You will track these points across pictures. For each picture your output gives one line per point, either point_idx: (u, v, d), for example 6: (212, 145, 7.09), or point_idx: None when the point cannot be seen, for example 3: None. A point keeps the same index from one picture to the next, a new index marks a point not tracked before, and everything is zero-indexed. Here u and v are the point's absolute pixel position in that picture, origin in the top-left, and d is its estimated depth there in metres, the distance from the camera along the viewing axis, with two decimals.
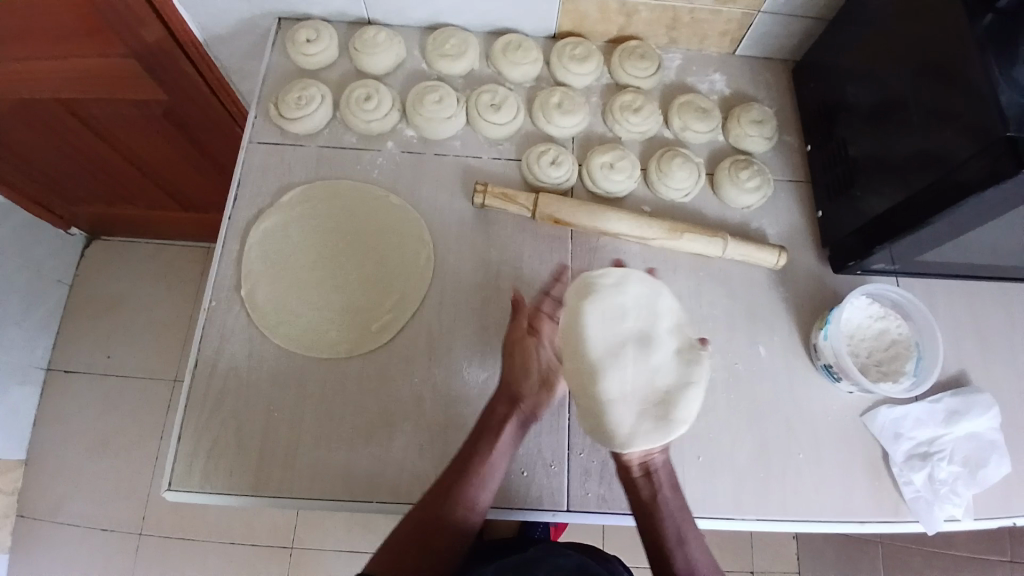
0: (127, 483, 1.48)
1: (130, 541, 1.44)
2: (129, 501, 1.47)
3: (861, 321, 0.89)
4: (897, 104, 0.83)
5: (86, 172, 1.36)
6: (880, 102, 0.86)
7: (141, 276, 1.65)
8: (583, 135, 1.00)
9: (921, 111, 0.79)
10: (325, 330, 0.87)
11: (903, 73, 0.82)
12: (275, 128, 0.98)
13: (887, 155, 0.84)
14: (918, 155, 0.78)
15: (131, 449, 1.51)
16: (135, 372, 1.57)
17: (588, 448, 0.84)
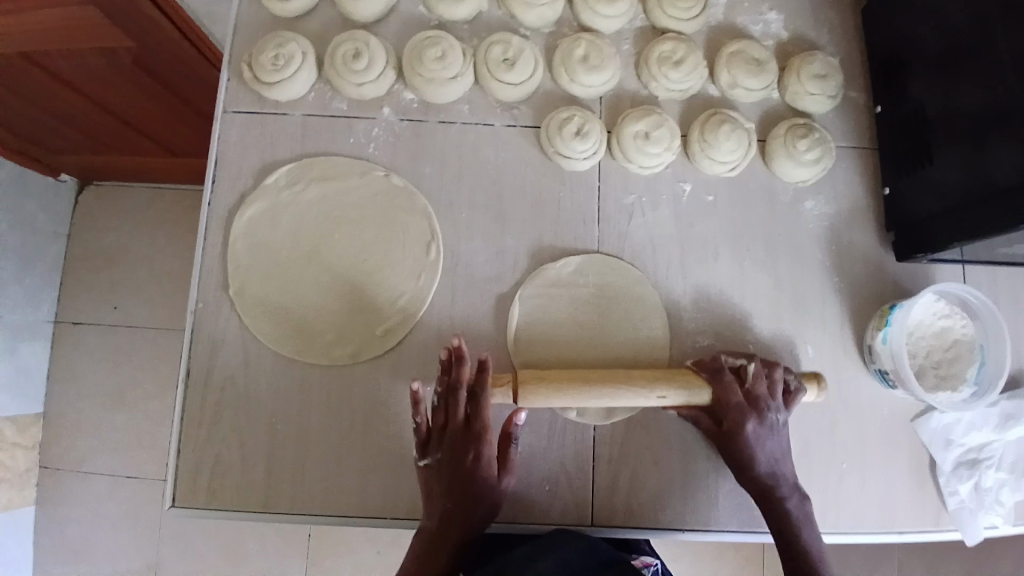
0: (150, 435, 1.39)
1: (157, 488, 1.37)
2: (154, 454, 1.38)
3: (923, 318, 0.79)
4: (989, 65, 0.68)
5: (63, 123, 1.19)
6: (957, 53, 0.72)
7: (142, 221, 1.46)
8: (612, 95, 0.85)
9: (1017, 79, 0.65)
10: (323, 336, 0.79)
11: (1000, 24, 0.67)
12: (252, 93, 0.84)
13: (970, 130, 0.71)
14: (1002, 119, 0.66)
15: (147, 402, 1.40)
16: (146, 327, 1.43)
17: (614, 461, 0.78)
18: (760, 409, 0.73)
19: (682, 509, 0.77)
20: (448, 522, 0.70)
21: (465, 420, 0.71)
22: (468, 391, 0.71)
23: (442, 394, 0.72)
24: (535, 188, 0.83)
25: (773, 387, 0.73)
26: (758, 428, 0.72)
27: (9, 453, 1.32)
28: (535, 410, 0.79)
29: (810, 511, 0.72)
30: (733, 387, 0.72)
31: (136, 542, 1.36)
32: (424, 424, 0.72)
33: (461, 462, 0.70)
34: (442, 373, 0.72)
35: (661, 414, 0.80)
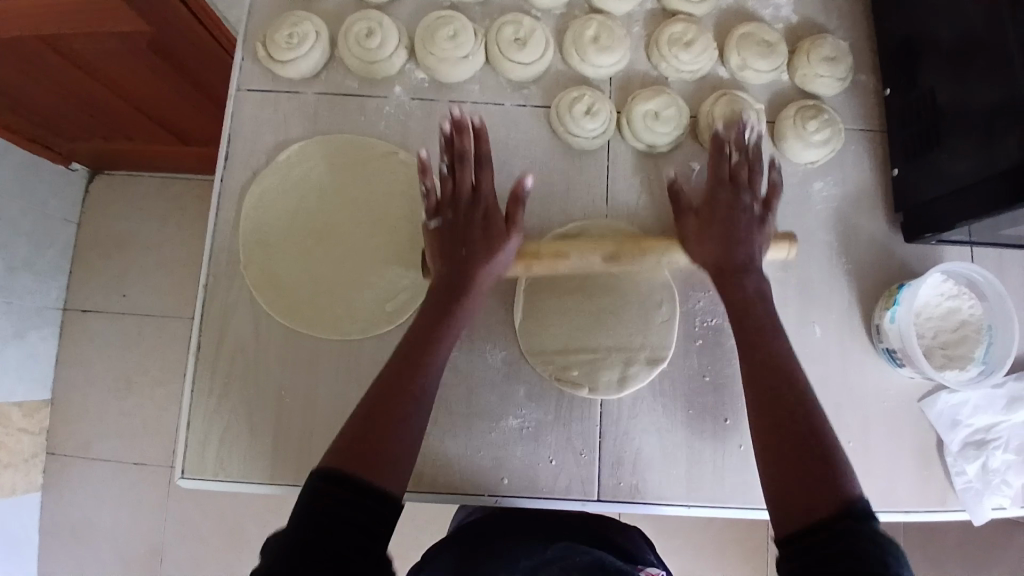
0: (157, 419, 1.40)
1: (164, 473, 1.38)
2: (161, 438, 1.39)
3: (930, 298, 0.79)
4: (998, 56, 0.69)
5: (77, 108, 1.19)
6: (973, 46, 0.72)
7: (151, 207, 1.47)
8: (622, 76, 0.86)
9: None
10: (335, 311, 0.80)
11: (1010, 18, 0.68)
12: (266, 73, 0.85)
13: (978, 117, 0.72)
14: (1011, 106, 0.67)
15: (155, 386, 1.41)
16: (154, 312, 1.44)
17: (620, 437, 0.79)
18: (747, 188, 0.73)
19: (686, 485, 0.78)
20: (425, 331, 0.66)
21: (472, 190, 0.73)
22: (474, 161, 0.73)
23: (449, 162, 0.74)
24: (544, 166, 0.84)
25: (757, 175, 0.74)
26: (744, 203, 0.72)
27: (16, 438, 1.32)
28: (541, 386, 0.79)
29: (765, 289, 0.68)
30: (726, 152, 0.74)
31: (143, 525, 1.37)
32: (432, 189, 0.73)
33: (462, 242, 0.71)
34: (454, 158, 0.74)
35: (667, 391, 0.80)
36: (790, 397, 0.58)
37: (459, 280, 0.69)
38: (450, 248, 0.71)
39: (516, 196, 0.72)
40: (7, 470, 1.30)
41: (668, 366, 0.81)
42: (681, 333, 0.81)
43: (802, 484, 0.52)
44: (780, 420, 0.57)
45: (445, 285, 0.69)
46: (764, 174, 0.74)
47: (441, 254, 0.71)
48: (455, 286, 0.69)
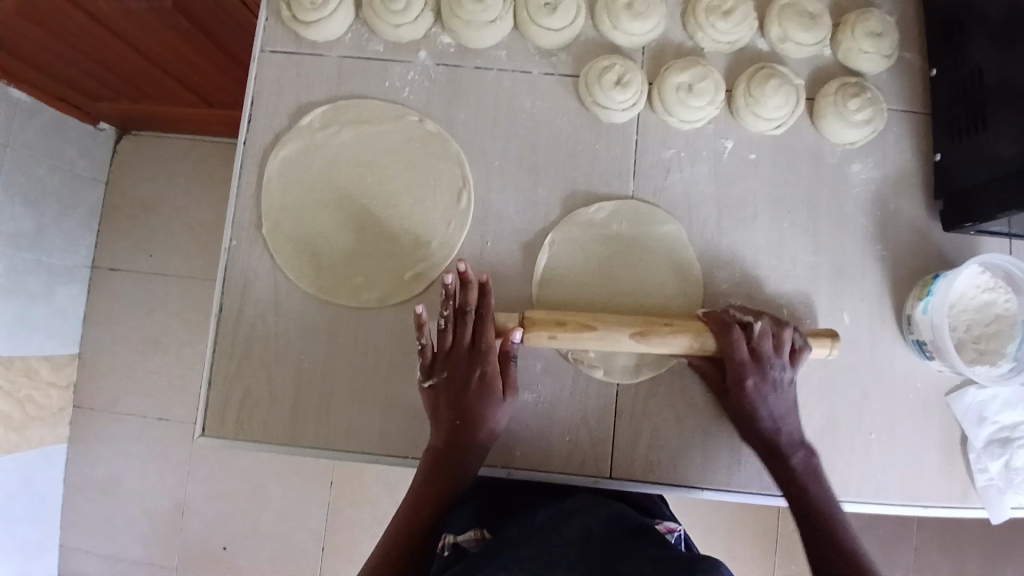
0: (180, 377, 1.43)
1: (187, 430, 1.42)
2: (183, 397, 1.42)
3: (966, 291, 0.76)
4: None
5: (104, 69, 1.19)
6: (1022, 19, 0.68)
7: (176, 169, 1.47)
8: (656, 45, 0.82)
9: None
10: (353, 277, 0.80)
11: None
12: (290, 33, 0.83)
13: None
14: None
15: (179, 346, 1.44)
16: (178, 273, 1.45)
17: (637, 417, 0.78)
18: (772, 363, 0.72)
19: (702, 468, 0.77)
20: (421, 494, 0.70)
21: (470, 344, 0.72)
22: (475, 317, 0.72)
23: (448, 317, 0.72)
24: (570, 138, 0.81)
25: (781, 344, 0.72)
26: (759, 383, 0.71)
27: (44, 392, 1.37)
28: (559, 363, 0.79)
29: (813, 462, 0.72)
30: (739, 335, 0.70)
31: (166, 478, 1.41)
32: (429, 347, 0.72)
33: (462, 393, 0.72)
34: (449, 300, 0.72)
35: (687, 373, 0.79)
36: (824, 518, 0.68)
37: (467, 408, 0.71)
38: (449, 394, 0.72)
39: (505, 354, 0.72)
40: (34, 422, 1.34)
41: None
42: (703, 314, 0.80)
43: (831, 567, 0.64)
44: (810, 537, 0.67)
45: (446, 438, 0.71)
46: (788, 334, 0.72)
47: (436, 405, 0.72)
48: (448, 450, 0.71)
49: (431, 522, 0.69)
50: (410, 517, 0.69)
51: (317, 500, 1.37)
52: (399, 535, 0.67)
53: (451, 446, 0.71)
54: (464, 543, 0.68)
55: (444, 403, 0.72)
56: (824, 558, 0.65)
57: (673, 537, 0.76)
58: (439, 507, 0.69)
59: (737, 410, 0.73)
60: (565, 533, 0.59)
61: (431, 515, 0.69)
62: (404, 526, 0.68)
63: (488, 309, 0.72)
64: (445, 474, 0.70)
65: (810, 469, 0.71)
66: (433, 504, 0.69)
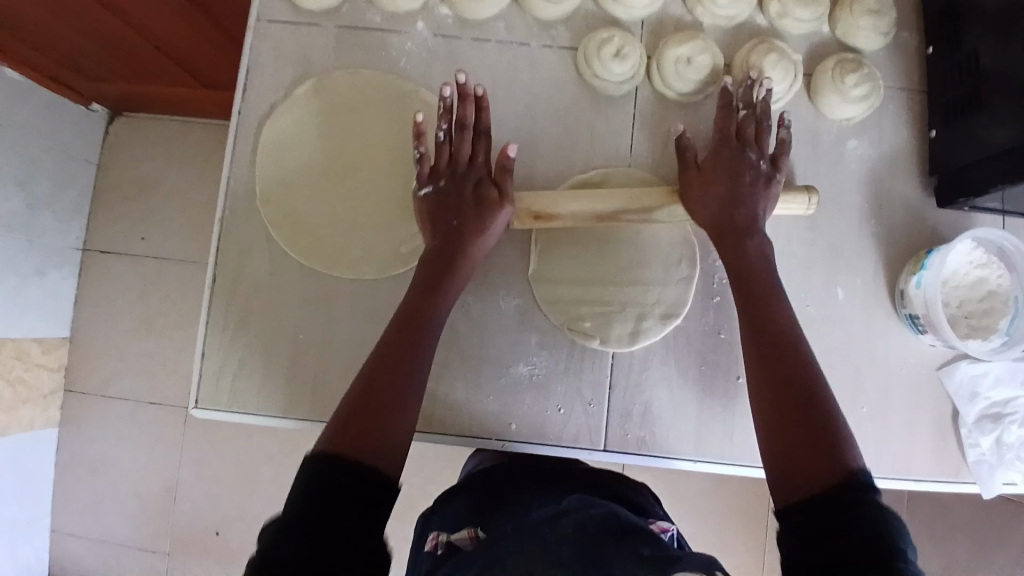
0: (173, 359, 1.42)
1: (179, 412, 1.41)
2: (176, 378, 1.42)
3: (958, 266, 0.77)
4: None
5: (99, 48, 1.16)
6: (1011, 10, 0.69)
7: (170, 148, 1.46)
8: (655, 19, 0.82)
9: None
10: (349, 249, 0.79)
11: None
12: (287, 3, 0.83)
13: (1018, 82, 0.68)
14: None
15: (172, 327, 1.43)
16: (171, 253, 1.44)
17: (631, 390, 0.78)
18: (754, 146, 0.74)
19: (695, 441, 0.78)
20: (423, 303, 0.68)
21: (468, 160, 0.74)
22: (472, 130, 0.73)
23: (446, 129, 0.74)
24: (568, 112, 0.81)
25: (764, 133, 0.74)
26: (751, 178, 0.72)
27: (35, 374, 1.35)
28: (555, 336, 0.79)
29: (767, 247, 0.69)
30: (734, 111, 0.74)
31: (158, 460, 1.41)
32: (424, 154, 0.74)
33: (458, 199, 0.72)
34: (449, 112, 0.73)
35: (681, 347, 0.79)
36: (806, 386, 0.58)
37: (462, 222, 0.72)
38: (446, 198, 0.72)
39: (501, 165, 0.73)
40: (27, 404, 1.33)
41: (682, 321, 0.79)
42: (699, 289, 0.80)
43: (805, 444, 0.54)
44: (786, 405, 0.57)
45: (440, 244, 0.71)
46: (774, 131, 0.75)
47: (430, 214, 0.72)
48: (445, 264, 0.70)
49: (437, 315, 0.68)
50: (419, 290, 0.69)
51: None
52: (404, 329, 0.65)
53: (448, 258, 0.71)
54: (459, 541, 0.63)
55: (444, 196, 0.72)
56: (804, 451, 0.54)
57: (665, 537, 0.74)
58: (445, 300, 0.69)
59: (709, 220, 0.71)
60: (561, 535, 0.58)
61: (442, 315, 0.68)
62: (406, 315, 0.67)
63: (486, 124, 0.75)
64: (450, 280, 0.70)
65: (764, 257, 0.69)
66: (440, 301, 0.69)
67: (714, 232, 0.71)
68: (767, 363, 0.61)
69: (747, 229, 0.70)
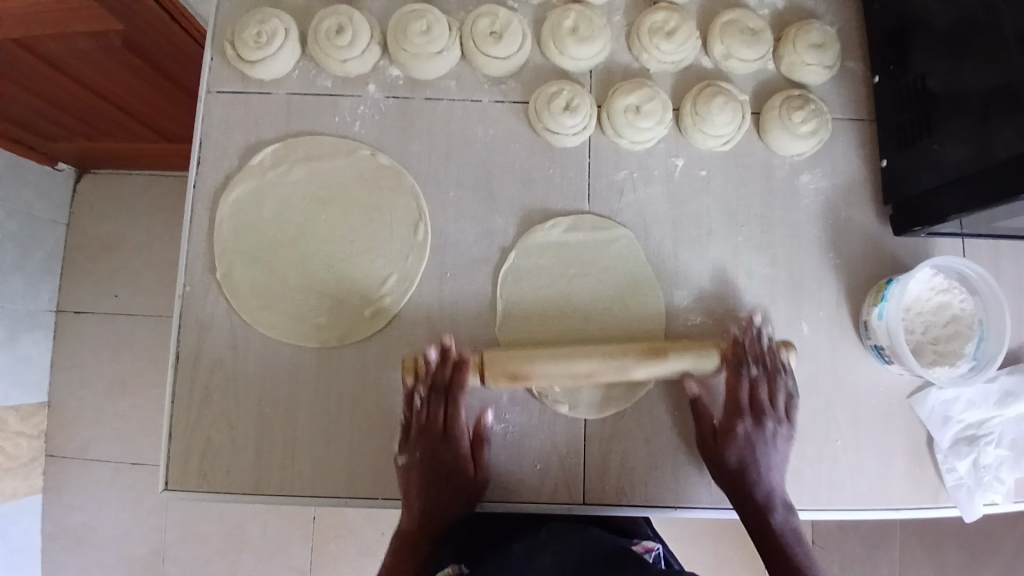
0: (149, 421, 1.38)
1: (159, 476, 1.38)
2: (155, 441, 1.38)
3: (920, 293, 0.78)
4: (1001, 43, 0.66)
5: (54, 106, 1.14)
6: (960, 29, 0.70)
7: (135, 208, 1.44)
8: (603, 68, 0.83)
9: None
10: (312, 317, 0.78)
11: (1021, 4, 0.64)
12: (236, 72, 0.83)
13: (969, 107, 0.69)
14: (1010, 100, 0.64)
15: (148, 388, 1.40)
16: (142, 314, 1.42)
17: (606, 439, 0.77)
18: (749, 364, 0.76)
19: (674, 486, 0.77)
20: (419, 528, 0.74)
21: (446, 425, 0.75)
22: (450, 395, 0.73)
23: (426, 389, 0.74)
24: (524, 164, 0.82)
25: (762, 350, 0.76)
26: (752, 430, 0.75)
27: (14, 442, 1.32)
28: (525, 391, 0.78)
29: (776, 492, 0.75)
30: (741, 369, 0.75)
31: (141, 526, 1.37)
32: (408, 421, 0.75)
33: (448, 472, 0.74)
34: (425, 379, 0.74)
35: (653, 392, 0.79)
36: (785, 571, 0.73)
37: (455, 483, 0.74)
38: (434, 454, 0.74)
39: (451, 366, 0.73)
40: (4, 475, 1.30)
41: None
42: (666, 334, 0.80)
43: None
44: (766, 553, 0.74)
45: (426, 503, 0.74)
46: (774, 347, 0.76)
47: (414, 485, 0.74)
48: (439, 495, 0.74)
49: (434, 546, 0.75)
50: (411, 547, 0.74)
51: (297, 541, 1.34)
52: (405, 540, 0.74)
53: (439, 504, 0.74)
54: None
55: (433, 458, 0.74)
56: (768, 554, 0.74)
57: (650, 557, 0.75)
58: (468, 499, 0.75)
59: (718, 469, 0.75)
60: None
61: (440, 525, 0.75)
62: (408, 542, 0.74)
63: (465, 383, 0.74)
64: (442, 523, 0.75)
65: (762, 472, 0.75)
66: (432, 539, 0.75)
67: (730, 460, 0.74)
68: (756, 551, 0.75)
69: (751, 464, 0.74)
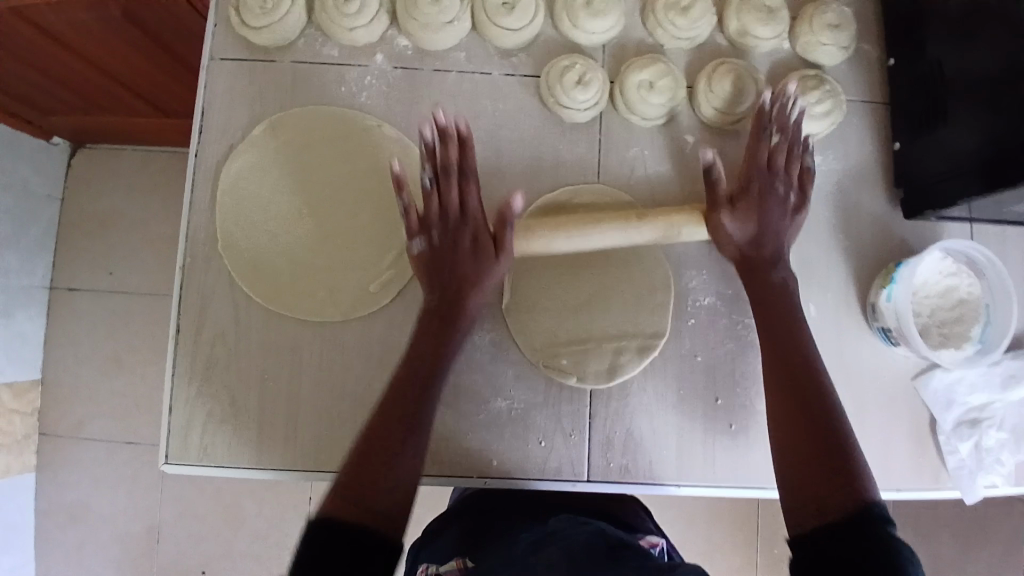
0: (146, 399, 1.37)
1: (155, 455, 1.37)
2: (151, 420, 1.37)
3: (930, 276, 0.77)
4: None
5: (53, 80, 1.12)
6: (980, 15, 0.70)
7: (131, 184, 1.41)
8: (616, 43, 0.82)
9: None
10: (316, 291, 0.77)
11: None
12: (240, 38, 0.80)
13: (988, 90, 0.68)
14: None
15: (145, 366, 1.39)
16: (139, 291, 1.40)
17: (612, 418, 0.77)
18: (782, 174, 0.71)
19: (678, 467, 0.77)
20: (422, 373, 0.66)
21: (460, 207, 0.68)
22: (458, 174, 0.67)
23: (432, 175, 0.68)
24: (534, 140, 0.80)
25: (794, 160, 0.72)
26: (781, 212, 0.70)
27: (8, 419, 1.31)
28: (531, 369, 0.77)
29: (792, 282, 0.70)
30: (767, 141, 0.70)
31: (137, 504, 1.36)
32: (411, 206, 0.67)
33: (451, 255, 0.68)
34: (431, 157, 0.67)
35: (659, 372, 0.78)
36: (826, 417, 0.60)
37: (461, 286, 0.68)
38: (451, 251, 0.68)
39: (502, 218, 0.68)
40: None
41: (659, 351, 0.78)
42: (673, 313, 0.79)
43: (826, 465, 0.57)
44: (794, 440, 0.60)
45: (438, 302, 0.69)
46: (801, 121, 0.72)
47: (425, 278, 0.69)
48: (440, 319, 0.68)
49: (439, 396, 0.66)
50: (411, 377, 0.65)
51: (295, 519, 1.34)
52: (393, 419, 0.62)
53: (447, 311, 0.68)
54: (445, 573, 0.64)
55: (444, 248, 0.68)
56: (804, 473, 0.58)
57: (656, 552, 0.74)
58: (455, 352, 0.69)
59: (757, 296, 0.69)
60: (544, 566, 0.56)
61: (431, 428, 0.64)
62: (393, 426, 0.62)
63: (472, 165, 0.68)
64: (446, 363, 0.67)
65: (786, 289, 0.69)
66: (436, 397, 0.65)
67: (757, 298, 0.69)
68: (783, 423, 0.62)
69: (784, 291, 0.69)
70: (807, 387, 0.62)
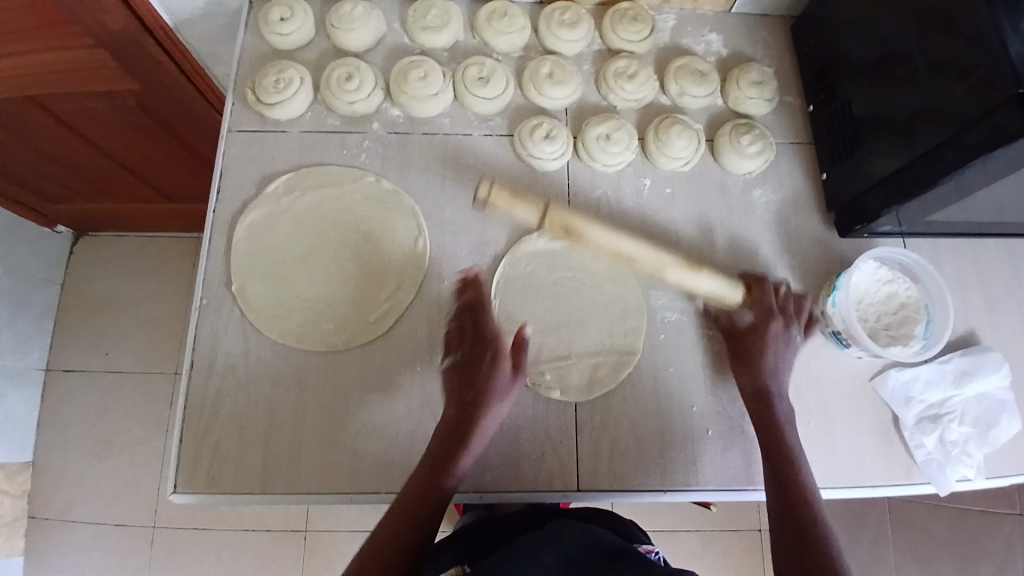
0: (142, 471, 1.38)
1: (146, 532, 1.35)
2: (145, 492, 1.37)
3: (869, 285, 0.87)
4: (909, 69, 0.78)
5: (64, 167, 1.22)
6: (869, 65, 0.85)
7: (136, 263, 1.51)
8: (576, 106, 0.97)
9: (930, 74, 0.75)
10: (321, 324, 0.85)
11: (917, 36, 0.77)
12: (255, 114, 0.94)
13: (886, 120, 0.82)
14: (919, 109, 0.76)
15: (140, 439, 1.40)
16: (140, 362, 1.45)
17: (597, 428, 0.83)
18: (794, 319, 0.86)
19: (662, 473, 0.82)
20: (438, 461, 0.73)
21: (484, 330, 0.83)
22: (482, 306, 0.84)
23: (467, 304, 0.85)
24: (512, 186, 0.92)
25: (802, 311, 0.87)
26: (781, 332, 0.84)
27: None
28: (520, 386, 0.84)
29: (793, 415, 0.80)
30: (772, 291, 0.86)
31: None
32: (453, 330, 0.84)
33: (475, 398, 0.78)
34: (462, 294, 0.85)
35: (637, 383, 0.85)
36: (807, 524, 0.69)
37: (473, 405, 0.77)
38: (473, 386, 0.78)
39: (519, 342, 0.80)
40: None
41: (635, 365, 0.86)
42: (646, 330, 0.87)
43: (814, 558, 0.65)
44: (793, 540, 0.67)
45: (460, 412, 0.77)
46: (808, 306, 0.88)
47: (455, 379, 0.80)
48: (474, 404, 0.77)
49: (452, 485, 0.73)
50: (426, 480, 0.72)
51: None
52: (425, 497, 0.71)
53: (464, 433, 0.75)
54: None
55: (467, 391, 0.78)
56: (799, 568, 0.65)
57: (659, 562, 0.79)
58: (474, 451, 0.75)
59: (752, 385, 0.81)
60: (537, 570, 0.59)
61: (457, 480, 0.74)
62: (427, 483, 0.72)
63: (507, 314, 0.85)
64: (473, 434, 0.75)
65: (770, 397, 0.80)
66: (464, 455, 0.74)
67: (753, 395, 0.81)
68: (782, 525, 0.70)
69: (768, 373, 0.82)
70: (798, 510, 0.70)
